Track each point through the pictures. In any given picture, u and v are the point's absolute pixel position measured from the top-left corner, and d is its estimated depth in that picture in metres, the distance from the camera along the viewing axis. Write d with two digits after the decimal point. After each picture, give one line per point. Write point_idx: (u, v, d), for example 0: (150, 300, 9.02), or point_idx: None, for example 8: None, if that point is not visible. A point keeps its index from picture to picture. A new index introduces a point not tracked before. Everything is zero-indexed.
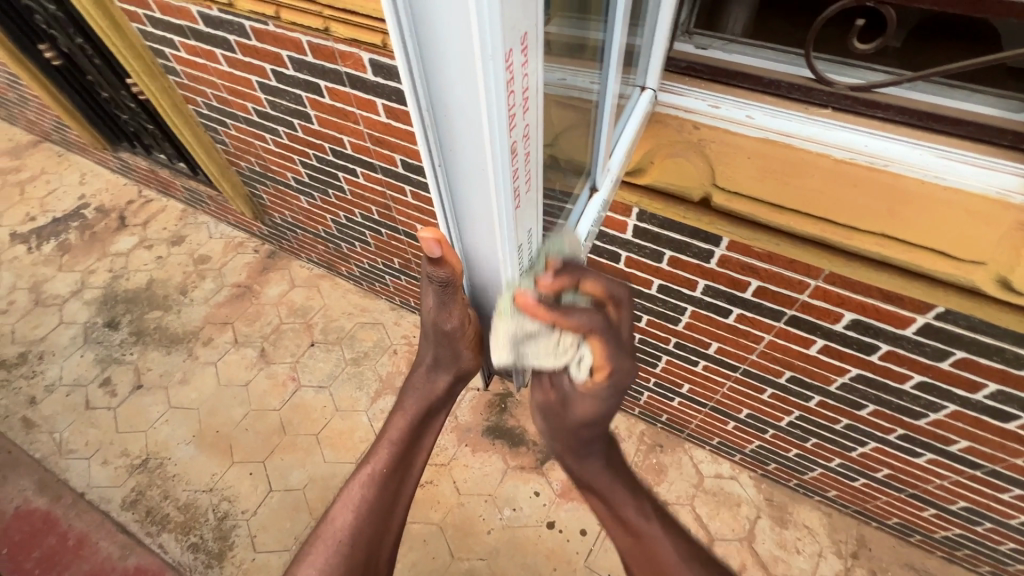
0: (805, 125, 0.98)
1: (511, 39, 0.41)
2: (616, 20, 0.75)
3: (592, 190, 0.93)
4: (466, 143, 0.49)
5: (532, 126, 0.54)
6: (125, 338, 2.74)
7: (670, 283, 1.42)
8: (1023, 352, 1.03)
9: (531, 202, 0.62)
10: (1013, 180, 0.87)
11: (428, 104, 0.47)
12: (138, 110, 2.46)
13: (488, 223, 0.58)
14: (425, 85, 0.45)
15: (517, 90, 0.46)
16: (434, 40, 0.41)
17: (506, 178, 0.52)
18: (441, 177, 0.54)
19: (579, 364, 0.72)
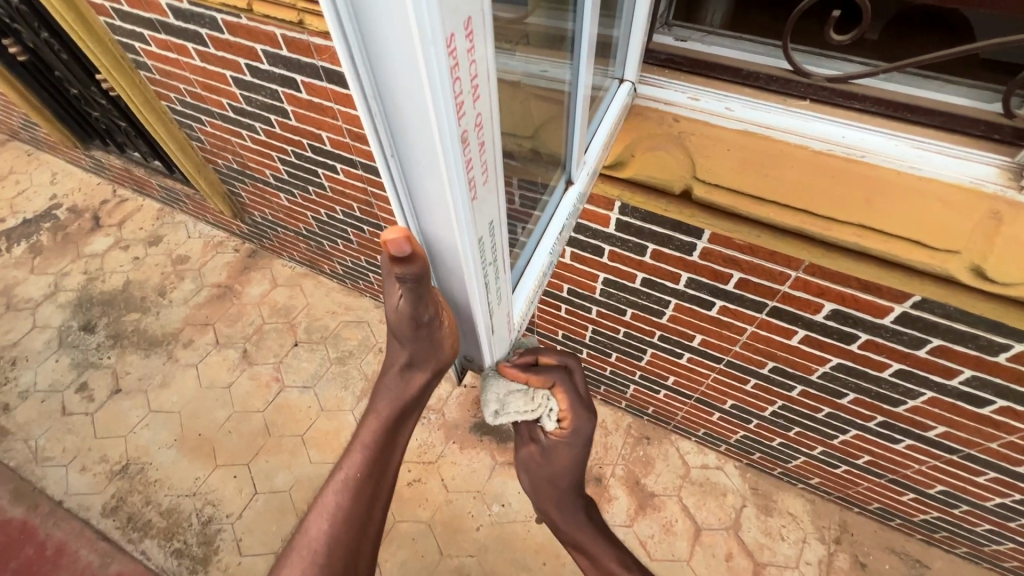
0: (781, 117, 0.98)
1: (452, 23, 0.40)
2: (585, 11, 0.71)
3: (568, 183, 0.92)
4: (416, 134, 0.47)
5: (483, 114, 0.52)
6: (102, 342, 2.67)
7: (654, 276, 1.42)
8: (997, 339, 1.05)
9: (489, 190, 0.61)
10: (985, 170, 0.89)
11: (374, 94, 0.44)
12: (109, 107, 2.39)
13: (445, 216, 0.56)
14: (369, 75, 0.43)
15: (463, 76, 0.45)
16: (373, 26, 0.39)
17: (458, 168, 0.50)
18: (394, 171, 0.52)
19: (551, 415, 0.94)
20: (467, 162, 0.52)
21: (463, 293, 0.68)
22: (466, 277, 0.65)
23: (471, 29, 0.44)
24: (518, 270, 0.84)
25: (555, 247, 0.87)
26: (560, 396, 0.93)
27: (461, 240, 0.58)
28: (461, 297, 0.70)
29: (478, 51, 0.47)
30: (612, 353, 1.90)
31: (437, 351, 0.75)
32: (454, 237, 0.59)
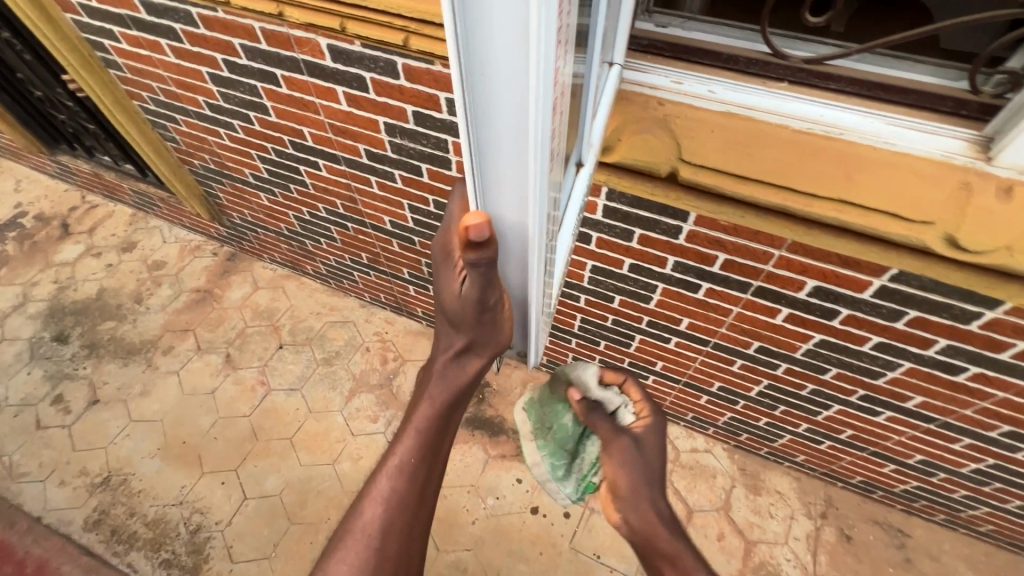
0: (763, 98, 1.00)
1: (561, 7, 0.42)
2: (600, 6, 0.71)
3: (579, 166, 0.94)
4: (505, 105, 0.50)
5: (562, 90, 0.54)
6: (76, 352, 2.59)
7: (641, 262, 1.44)
8: (969, 308, 1.10)
9: (556, 166, 0.63)
10: (955, 143, 0.93)
11: (472, 70, 0.47)
12: (76, 109, 2.32)
13: (519, 188, 0.59)
14: (466, 47, 0.45)
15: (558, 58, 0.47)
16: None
17: (543, 144, 0.52)
18: (473, 142, 0.55)
19: (627, 410, 1.23)
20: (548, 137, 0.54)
21: (521, 264, 0.72)
22: (527, 251, 0.68)
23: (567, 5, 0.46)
24: None
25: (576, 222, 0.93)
26: (634, 394, 1.25)
27: (532, 216, 0.61)
28: (519, 270, 0.73)
29: (569, 27, 0.49)
30: (601, 341, 1.93)
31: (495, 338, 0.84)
32: (524, 211, 0.61)
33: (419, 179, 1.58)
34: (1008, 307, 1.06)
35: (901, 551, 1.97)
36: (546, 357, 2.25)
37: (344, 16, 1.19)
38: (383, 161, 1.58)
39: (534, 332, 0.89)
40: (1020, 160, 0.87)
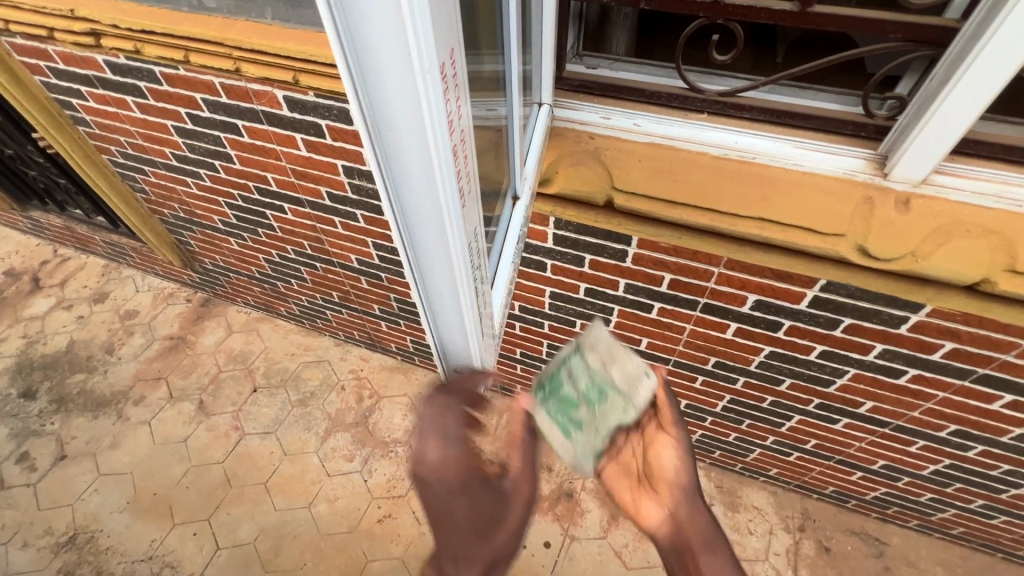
0: (683, 128, 1.09)
1: (441, 54, 0.45)
2: (511, 51, 0.80)
3: (515, 199, 1.02)
4: (412, 153, 0.50)
5: (462, 129, 0.57)
6: (44, 408, 2.54)
7: (595, 286, 1.50)
8: (896, 312, 1.17)
9: (469, 196, 0.65)
10: (856, 162, 1.02)
11: (373, 124, 0.48)
12: (47, 165, 2.36)
13: (437, 223, 0.59)
14: (367, 102, 0.46)
15: (449, 99, 0.50)
16: (373, 58, 0.42)
17: (452, 184, 0.55)
18: (389, 188, 0.55)
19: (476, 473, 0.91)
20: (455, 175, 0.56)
21: (453, 295, 0.72)
22: (456, 283, 0.69)
23: (452, 57, 0.49)
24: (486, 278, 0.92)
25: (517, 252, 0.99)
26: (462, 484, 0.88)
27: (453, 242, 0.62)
28: (449, 301, 0.74)
29: (457, 78, 0.52)
30: None
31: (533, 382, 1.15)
32: (446, 247, 0.63)
33: (380, 217, 1.64)
34: (929, 310, 1.13)
35: (879, 560, 1.98)
36: (519, 385, 2.27)
37: (296, 70, 1.27)
38: (345, 202, 1.64)
39: (479, 359, 0.91)
40: (912, 174, 0.95)
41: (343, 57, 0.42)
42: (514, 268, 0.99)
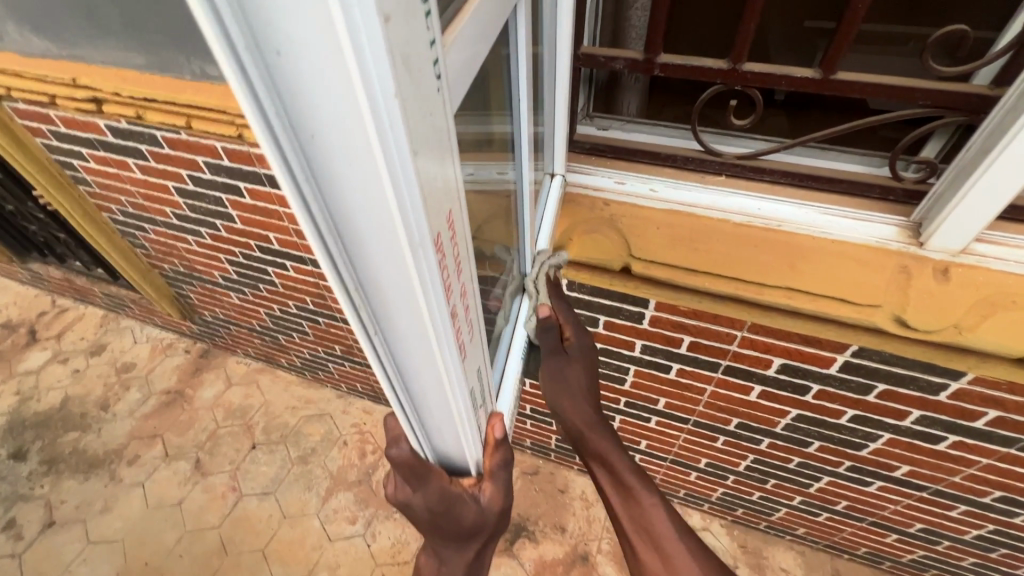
0: (703, 194, 1.05)
1: (437, 224, 0.39)
2: (522, 114, 0.77)
3: (524, 284, 1.01)
4: (405, 315, 0.43)
5: (465, 280, 0.49)
6: (34, 470, 2.44)
7: (610, 346, 1.43)
8: (934, 379, 1.09)
9: (473, 341, 0.57)
10: (888, 229, 0.97)
11: (358, 291, 0.41)
12: (47, 220, 2.33)
13: (435, 381, 0.51)
14: (352, 269, 0.39)
15: (448, 261, 0.43)
16: (354, 226, 0.36)
17: (452, 346, 0.47)
18: (379, 350, 0.47)
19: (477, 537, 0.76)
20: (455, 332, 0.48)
21: (456, 442, 0.63)
22: (460, 429, 0.60)
23: (450, 216, 0.42)
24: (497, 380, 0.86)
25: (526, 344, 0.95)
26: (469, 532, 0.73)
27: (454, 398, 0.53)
28: (454, 444, 0.64)
29: (460, 236, 0.46)
30: None
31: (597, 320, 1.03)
32: (447, 399, 0.54)
33: None
34: (971, 378, 1.06)
35: None
36: (530, 440, 2.18)
37: None
38: None
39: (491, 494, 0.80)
40: (951, 243, 0.91)
41: (315, 231, 0.35)
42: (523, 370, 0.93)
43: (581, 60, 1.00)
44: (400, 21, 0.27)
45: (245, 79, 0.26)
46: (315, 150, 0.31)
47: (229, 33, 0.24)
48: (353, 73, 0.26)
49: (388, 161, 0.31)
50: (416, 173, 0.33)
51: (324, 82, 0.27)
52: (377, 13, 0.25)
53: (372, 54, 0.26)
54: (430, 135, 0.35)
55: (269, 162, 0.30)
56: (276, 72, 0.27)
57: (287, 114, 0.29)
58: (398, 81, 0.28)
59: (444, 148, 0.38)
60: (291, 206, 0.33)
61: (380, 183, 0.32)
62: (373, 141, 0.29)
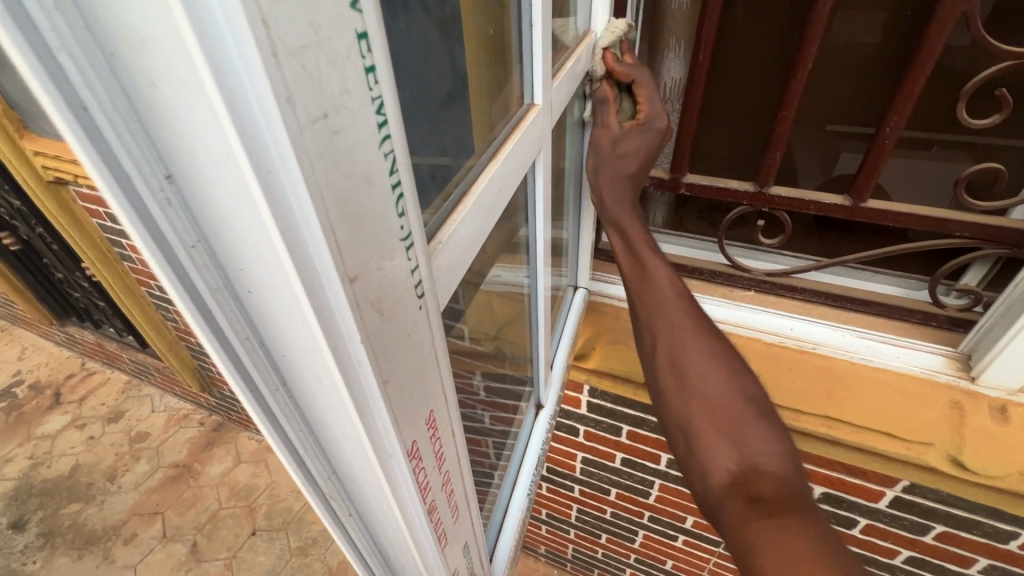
0: (732, 310, 1.03)
1: (415, 427, 0.36)
2: (536, 220, 0.72)
3: (539, 406, 0.96)
4: (379, 503, 0.39)
5: (453, 467, 0.45)
6: (29, 543, 2.35)
7: (634, 456, 1.35)
8: (1002, 526, 0.97)
9: (464, 521, 0.51)
10: (933, 359, 0.92)
11: (331, 480, 0.38)
12: (89, 289, 2.43)
13: (412, 560, 0.46)
14: (322, 461, 0.36)
15: (429, 456, 0.39)
16: (324, 427, 0.33)
17: (428, 534, 0.43)
18: (352, 531, 0.43)
19: None
20: (433, 524, 0.43)
21: None
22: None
23: (434, 418, 0.38)
24: (493, 531, 0.81)
25: (532, 481, 0.86)
26: None
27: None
28: None
29: (451, 421, 0.42)
30: (603, 534, 1.73)
31: (656, 143, 0.79)
32: None
33: None
34: None
35: None
36: (544, 547, 2.00)
37: None
38: None
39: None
40: (1006, 380, 0.86)
41: (277, 429, 0.33)
42: (528, 499, 0.84)
43: None
44: (368, 272, 0.26)
45: (207, 313, 0.26)
46: (284, 366, 0.30)
47: (191, 276, 0.24)
48: (312, 324, 0.25)
49: (350, 385, 0.29)
50: (383, 398, 0.31)
51: (286, 322, 0.26)
52: (337, 273, 0.24)
53: (331, 304, 0.25)
54: (408, 353, 0.32)
55: (229, 380, 0.29)
56: (247, 305, 0.26)
57: (257, 337, 0.28)
58: (361, 326, 0.27)
59: (428, 357, 0.35)
60: (253, 414, 0.31)
61: (342, 403, 0.30)
62: (332, 371, 0.28)
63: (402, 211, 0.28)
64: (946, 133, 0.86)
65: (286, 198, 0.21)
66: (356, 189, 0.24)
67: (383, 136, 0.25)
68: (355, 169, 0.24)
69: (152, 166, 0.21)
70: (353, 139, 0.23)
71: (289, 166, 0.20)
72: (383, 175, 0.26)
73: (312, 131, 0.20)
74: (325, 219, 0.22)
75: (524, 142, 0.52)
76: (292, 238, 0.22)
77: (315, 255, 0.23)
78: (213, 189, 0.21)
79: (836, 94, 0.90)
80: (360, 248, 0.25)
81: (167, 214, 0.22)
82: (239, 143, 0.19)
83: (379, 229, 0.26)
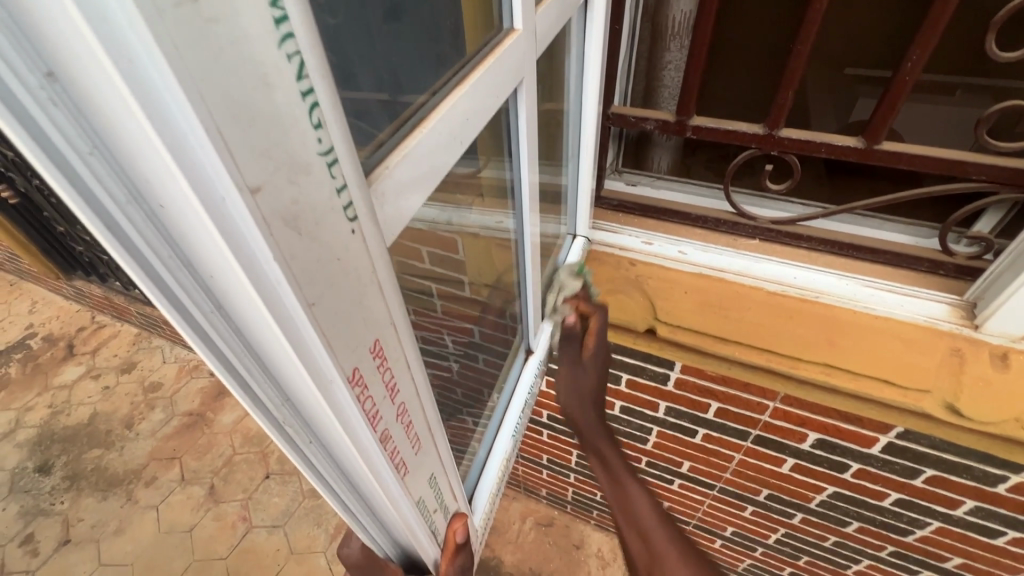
0: (734, 259, 1.01)
1: (356, 355, 0.35)
2: (521, 157, 0.66)
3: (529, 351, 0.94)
4: (333, 431, 0.39)
5: (411, 398, 0.45)
6: (56, 485, 2.48)
7: (633, 404, 1.37)
8: (992, 470, 0.99)
9: (428, 451, 0.51)
10: (938, 307, 0.91)
11: (284, 407, 0.38)
12: (92, 243, 2.44)
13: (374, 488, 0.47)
14: (273, 388, 0.36)
15: (377, 386, 0.38)
16: (267, 353, 0.33)
17: (385, 461, 0.43)
18: (312, 456, 0.43)
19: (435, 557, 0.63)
20: (390, 452, 0.43)
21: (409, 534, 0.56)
22: (408, 532, 0.54)
23: (382, 347, 0.38)
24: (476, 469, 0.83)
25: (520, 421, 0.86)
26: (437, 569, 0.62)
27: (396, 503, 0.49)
28: (409, 541, 0.57)
29: (403, 352, 0.41)
30: None
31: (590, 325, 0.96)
32: (391, 507, 0.49)
33: None
34: None
35: None
36: (545, 489, 2.09)
37: None
38: None
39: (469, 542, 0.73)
40: (1010, 328, 0.85)
41: (220, 353, 0.33)
42: (512, 440, 0.84)
43: (611, 120, 0.99)
44: (279, 186, 0.25)
45: (115, 227, 0.24)
46: (214, 289, 0.29)
47: (92, 187, 0.23)
48: (219, 239, 0.24)
49: (272, 307, 0.28)
50: (310, 321, 0.30)
51: (199, 239, 0.25)
52: (232, 182, 0.22)
53: (236, 219, 0.24)
54: (340, 280, 0.31)
55: (158, 301, 0.28)
56: (163, 224, 0.25)
57: (181, 257, 0.27)
58: (274, 245, 0.26)
59: (368, 284, 0.34)
60: (189, 336, 0.31)
61: (269, 325, 0.29)
62: (249, 289, 0.27)
63: (319, 123, 0.26)
64: (969, 76, 0.81)
65: (160, 94, 0.19)
66: (250, 91, 0.22)
67: (282, 35, 0.23)
68: (246, 67, 0.21)
69: (29, 66, 0.19)
70: (238, 33, 0.21)
71: (154, 55, 0.18)
72: (288, 80, 0.24)
73: (177, 16, 0.18)
74: (210, 122, 0.21)
75: (497, 69, 0.49)
76: (174, 138, 0.20)
77: (208, 165, 0.22)
78: (90, 87, 0.20)
79: (851, 30, 0.85)
80: (263, 157, 0.23)
81: (53, 115, 0.20)
82: (88, 27, 0.17)
83: (288, 143, 0.25)
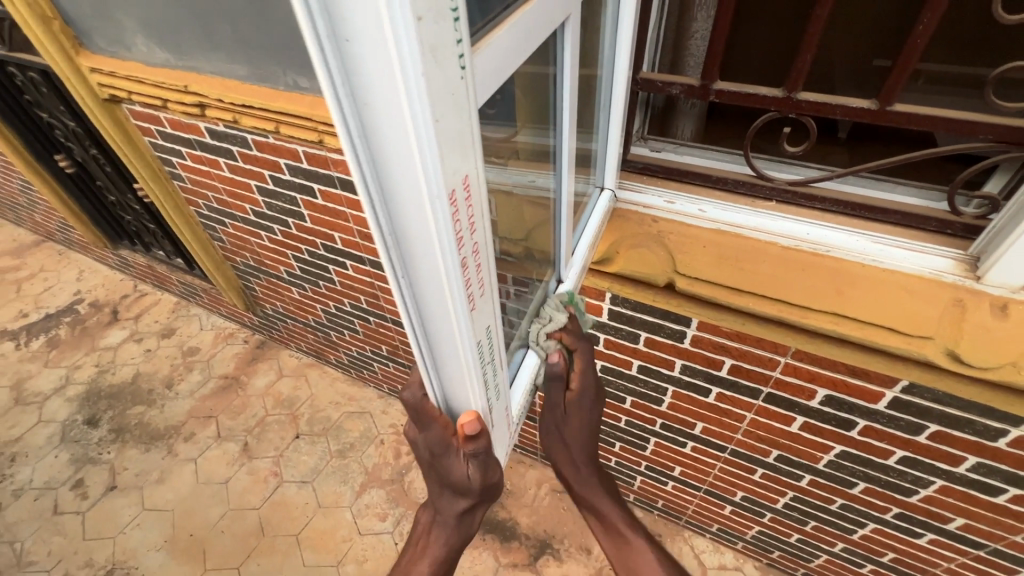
0: (752, 217, 1.09)
1: (454, 181, 0.42)
2: (562, 129, 0.78)
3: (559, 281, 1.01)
4: (428, 266, 0.46)
5: (482, 243, 0.52)
6: (103, 436, 2.66)
7: (650, 363, 1.44)
8: (993, 424, 1.05)
9: (488, 303, 0.59)
10: (943, 262, 0.98)
11: (393, 240, 0.44)
12: (140, 211, 2.58)
13: (450, 331, 0.54)
14: (389, 219, 0.43)
15: (462, 218, 0.45)
16: (392, 181, 0.40)
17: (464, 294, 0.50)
18: (404, 295, 0.50)
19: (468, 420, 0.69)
20: (467, 288, 0.51)
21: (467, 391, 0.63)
22: (468, 386, 0.62)
23: (468, 182, 0.45)
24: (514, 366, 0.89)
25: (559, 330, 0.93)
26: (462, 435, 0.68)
27: (465, 346, 0.56)
28: (465, 400, 0.65)
29: (479, 193, 0.47)
30: (616, 442, 1.88)
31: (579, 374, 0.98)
32: (460, 353, 0.57)
33: None
34: None
35: None
36: None
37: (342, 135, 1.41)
38: None
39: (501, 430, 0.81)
40: (1010, 279, 0.91)
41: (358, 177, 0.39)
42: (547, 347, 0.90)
43: (640, 85, 1.07)
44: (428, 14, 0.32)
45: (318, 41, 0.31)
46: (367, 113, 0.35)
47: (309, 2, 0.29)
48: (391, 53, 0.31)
49: (415, 124, 0.35)
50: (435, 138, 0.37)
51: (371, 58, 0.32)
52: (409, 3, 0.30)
53: (404, 37, 0.31)
54: (453, 112, 0.38)
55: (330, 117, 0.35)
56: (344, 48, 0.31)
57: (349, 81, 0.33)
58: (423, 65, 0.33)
59: (467, 121, 0.41)
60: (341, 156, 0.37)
61: (407, 142, 0.36)
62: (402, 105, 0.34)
63: None
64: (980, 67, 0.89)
65: None
66: None
67: None
68: None
69: None
70: None
71: None
72: None
73: None
74: None
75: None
76: None
77: None
78: None
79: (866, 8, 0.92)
80: None
81: None
82: None
83: None
